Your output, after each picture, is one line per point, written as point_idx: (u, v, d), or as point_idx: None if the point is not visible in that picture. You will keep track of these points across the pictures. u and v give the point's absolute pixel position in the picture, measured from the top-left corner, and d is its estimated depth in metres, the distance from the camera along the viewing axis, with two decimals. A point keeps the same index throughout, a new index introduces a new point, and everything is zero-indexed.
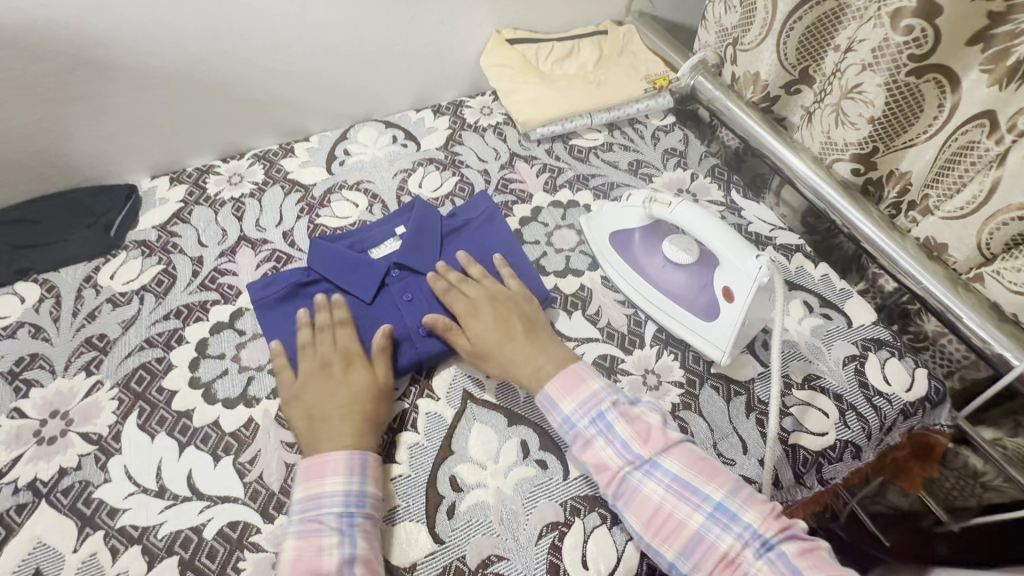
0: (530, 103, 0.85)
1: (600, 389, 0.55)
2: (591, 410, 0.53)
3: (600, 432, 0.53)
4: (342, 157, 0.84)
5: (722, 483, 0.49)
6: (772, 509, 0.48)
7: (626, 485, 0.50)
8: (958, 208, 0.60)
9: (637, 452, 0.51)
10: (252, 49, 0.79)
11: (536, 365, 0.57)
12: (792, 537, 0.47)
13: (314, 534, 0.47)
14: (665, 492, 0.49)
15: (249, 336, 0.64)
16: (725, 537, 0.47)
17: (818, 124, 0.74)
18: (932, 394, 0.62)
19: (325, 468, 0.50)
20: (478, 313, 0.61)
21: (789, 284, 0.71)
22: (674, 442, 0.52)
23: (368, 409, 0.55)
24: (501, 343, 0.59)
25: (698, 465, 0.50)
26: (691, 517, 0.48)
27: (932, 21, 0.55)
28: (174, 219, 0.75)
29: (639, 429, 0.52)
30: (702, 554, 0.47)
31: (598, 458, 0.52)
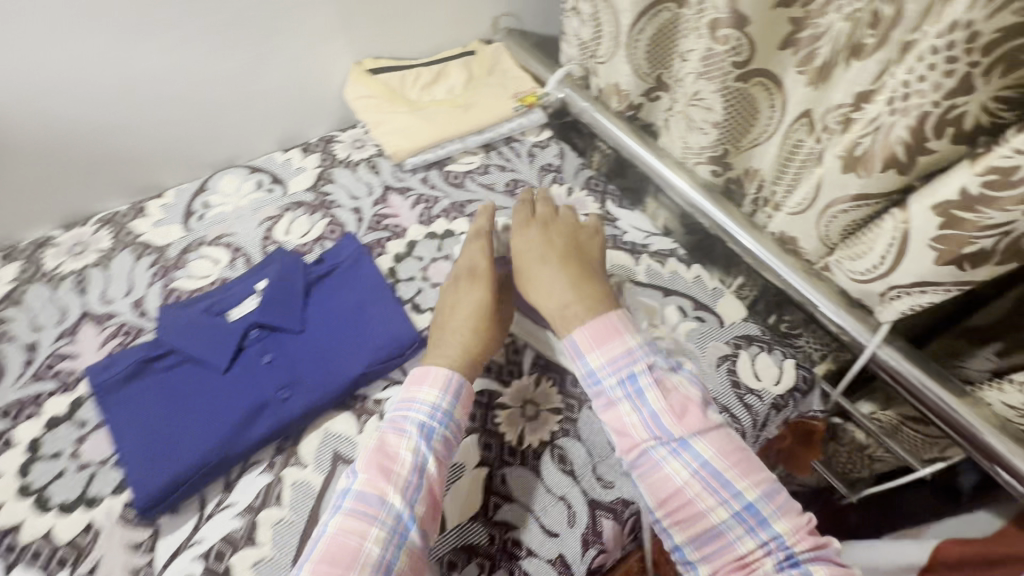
0: (397, 134, 0.83)
1: (636, 350, 0.53)
2: (622, 371, 0.52)
3: (628, 396, 0.51)
4: (201, 211, 0.78)
5: (756, 482, 0.48)
6: (806, 522, 0.47)
7: (647, 458, 0.50)
8: (799, 204, 0.61)
9: (668, 427, 0.49)
10: (84, 107, 0.72)
11: (564, 302, 0.56)
12: (822, 557, 0.45)
13: (396, 434, 0.51)
14: (689, 477, 0.48)
15: (90, 427, 0.57)
16: (745, 540, 0.46)
17: (675, 131, 0.76)
18: (800, 383, 0.64)
19: (426, 378, 0.54)
20: (524, 251, 0.61)
21: (664, 290, 0.72)
22: (712, 425, 0.50)
23: (484, 327, 0.58)
24: (540, 273, 0.59)
25: (732, 456, 0.49)
26: (713, 510, 0.47)
27: (743, 29, 0.56)
28: (4, 303, 0.68)
29: (676, 402, 0.50)
30: (715, 548, 0.47)
31: (623, 422, 0.51)
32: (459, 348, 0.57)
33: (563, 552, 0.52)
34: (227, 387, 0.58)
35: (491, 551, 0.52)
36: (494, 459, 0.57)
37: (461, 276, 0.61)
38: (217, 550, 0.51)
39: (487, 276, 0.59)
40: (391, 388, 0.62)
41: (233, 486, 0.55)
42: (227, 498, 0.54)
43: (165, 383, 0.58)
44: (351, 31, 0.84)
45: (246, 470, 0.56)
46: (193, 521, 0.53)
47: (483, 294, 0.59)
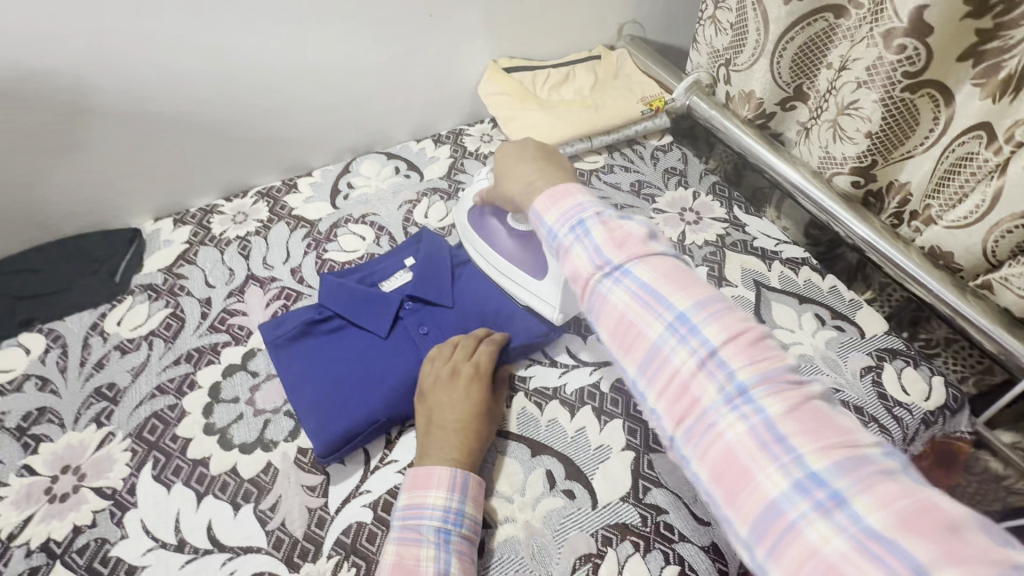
0: (530, 130, 0.87)
1: (587, 201, 0.48)
2: (571, 218, 0.47)
3: (578, 239, 0.46)
4: (346, 191, 0.84)
5: (693, 294, 0.41)
6: (756, 342, 0.39)
7: (594, 295, 0.44)
8: (963, 216, 0.62)
9: (607, 256, 0.44)
10: (259, 88, 0.77)
11: (532, 180, 0.54)
12: (786, 391, 0.36)
13: (413, 544, 0.47)
14: (629, 301, 0.42)
15: (263, 377, 0.63)
16: (681, 355, 0.39)
17: (816, 140, 0.76)
18: (951, 402, 0.63)
19: (428, 481, 0.50)
20: (502, 160, 0.59)
21: (799, 297, 0.72)
22: (654, 253, 0.44)
23: (473, 427, 0.55)
24: (513, 167, 0.57)
25: (672, 276, 0.42)
26: (651, 331, 0.41)
27: (924, 39, 0.58)
28: (180, 260, 0.74)
29: (617, 234, 0.45)
30: (656, 370, 0.40)
31: (573, 266, 0.46)
32: (461, 439, 0.53)
33: (716, 542, 0.52)
34: (389, 351, 0.62)
35: (644, 532, 0.53)
36: (639, 445, 0.58)
37: (457, 370, 0.57)
38: (384, 501, 0.54)
39: (481, 385, 0.57)
40: (534, 367, 0.64)
41: (394, 443, 0.58)
42: (389, 455, 0.57)
43: (334, 344, 0.63)
44: (493, 30, 0.88)
45: (405, 430, 0.59)
46: (359, 473, 0.56)
47: (471, 401, 0.56)
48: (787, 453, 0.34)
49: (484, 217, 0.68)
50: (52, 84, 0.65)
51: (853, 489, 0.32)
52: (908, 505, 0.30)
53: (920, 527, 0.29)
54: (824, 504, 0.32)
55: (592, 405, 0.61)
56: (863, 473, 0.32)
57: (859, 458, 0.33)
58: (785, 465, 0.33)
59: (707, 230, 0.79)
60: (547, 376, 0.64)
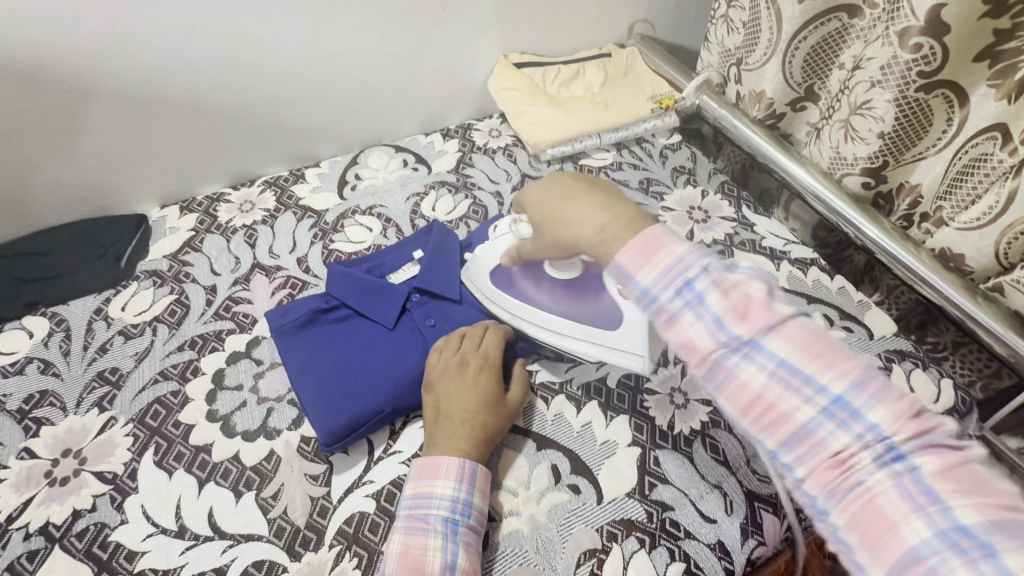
0: (540, 125, 0.87)
1: (687, 253, 0.40)
2: (675, 279, 0.39)
3: (687, 305, 0.39)
4: (353, 182, 0.83)
5: (844, 368, 0.35)
6: (910, 407, 0.34)
7: (717, 369, 0.38)
8: (975, 218, 0.62)
9: (731, 328, 0.37)
10: (271, 77, 0.77)
11: (603, 223, 0.44)
12: (951, 465, 0.32)
13: (420, 534, 0.46)
14: (767, 380, 0.36)
15: (267, 366, 0.63)
16: (838, 438, 0.34)
17: (827, 140, 0.75)
18: (960, 405, 0.62)
19: (437, 471, 0.50)
20: (544, 200, 0.49)
21: (808, 298, 0.71)
22: (785, 316, 0.37)
23: (480, 417, 0.54)
24: (561, 205, 0.48)
25: (816, 346, 0.36)
26: (797, 411, 0.35)
27: (940, 38, 0.58)
28: (186, 247, 0.74)
29: (738, 298, 0.38)
30: (807, 453, 0.35)
31: (685, 337, 0.39)
32: (468, 430, 0.53)
33: (722, 539, 0.52)
34: (395, 341, 0.62)
35: (650, 528, 0.52)
36: (646, 441, 0.58)
37: (465, 361, 0.57)
38: (387, 492, 0.54)
39: (488, 375, 0.57)
40: (541, 362, 0.64)
41: (398, 435, 0.58)
42: (393, 445, 0.57)
43: (340, 333, 0.63)
44: (505, 25, 0.88)
45: (409, 421, 0.59)
46: (362, 463, 0.56)
47: (479, 392, 0.55)
48: (933, 504, 0.31)
49: (514, 279, 0.62)
50: (65, 66, 0.65)
51: (1008, 545, 0.28)
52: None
53: None
54: (969, 553, 0.29)
55: (598, 400, 0.61)
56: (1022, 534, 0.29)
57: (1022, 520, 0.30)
58: (929, 515, 0.30)
59: (716, 229, 0.79)
60: (553, 371, 0.63)
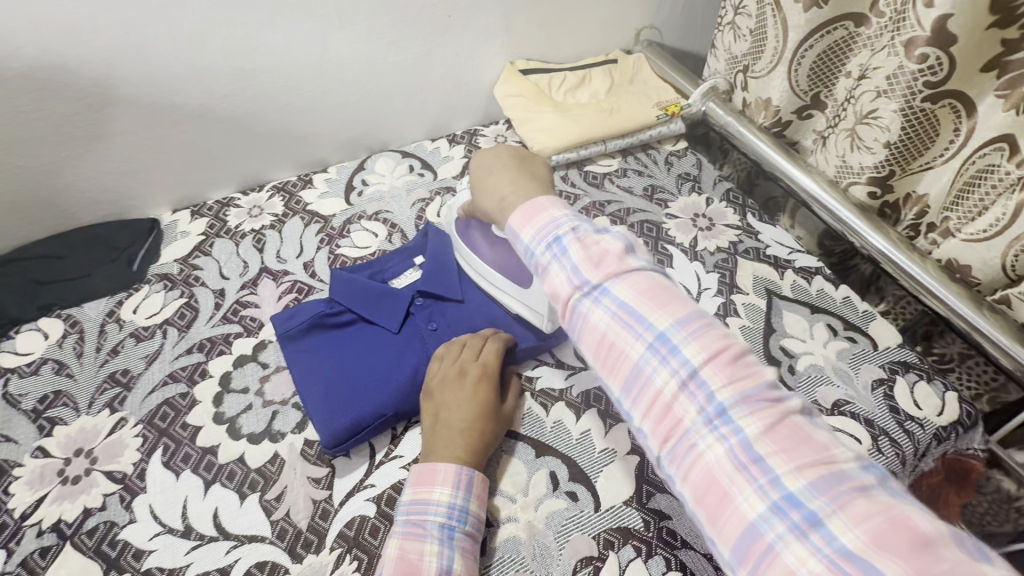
0: (545, 132, 0.87)
1: (561, 215, 0.47)
2: (546, 235, 0.46)
3: (554, 256, 0.45)
4: (360, 187, 0.85)
5: (673, 312, 0.40)
6: (735, 358, 0.38)
7: (575, 314, 0.43)
8: (981, 230, 0.62)
9: (584, 275, 0.43)
10: (280, 85, 0.78)
11: (505, 195, 0.52)
12: (764, 411, 0.35)
13: (416, 539, 0.47)
14: (609, 320, 0.41)
15: (273, 369, 0.64)
16: (661, 372, 0.38)
17: (833, 149, 0.75)
18: (965, 418, 0.62)
19: (435, 477, 0.50)
20: (480, 169, 0.57)
21: (812, 307, 0.71)
22: (630, 268, 0.43)
23: (477, 427, 0.54)
24: (485, 176, 0.56)
25: (653, 292, 0.41)
26: (632, 349, 0.40)
27: (946, 49, 0.58)
28: (196, 252, 0.76)
29: (594, 251, 0.44)
30: (640, 392, 0.39)
31: (551, 284, 0.45)
32: (465, 439, 0.53)
33: None
34: (397, 347, 0.62)
35: (646, 537, 0.52)
36: (644, 449, 0.58)
37: (463, 371, 0.58)
38: (388, 496, 0.55)
39: (486, 385, 0.57)
40: (541, 368, 0.64)
41: (399, 440, 0.58)
42: (395, 450, 0.58)
43: (344, 338, 0.64)
44: (511, 33, 0.88)
45: (411, 426, 0.59)
46: (364, 467, 0.57)
47: (476, 401, 0.56)
48: (764, 475, 0.33)
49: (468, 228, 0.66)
50: (82, 75, 0.67)
51: (815, 497, 0.32)
52: (882, 522, 0.30)
53: (891, 547, 0.29)
54: (797, 524, 0.31)
55: (598, 408, 0.61)
56: (836, 492, 0.32)
57: (833, 475, 0.33)
58: (762, 487, 0.33)
59: (720, 237, 0.79)
60: (553, 377, 0.64)
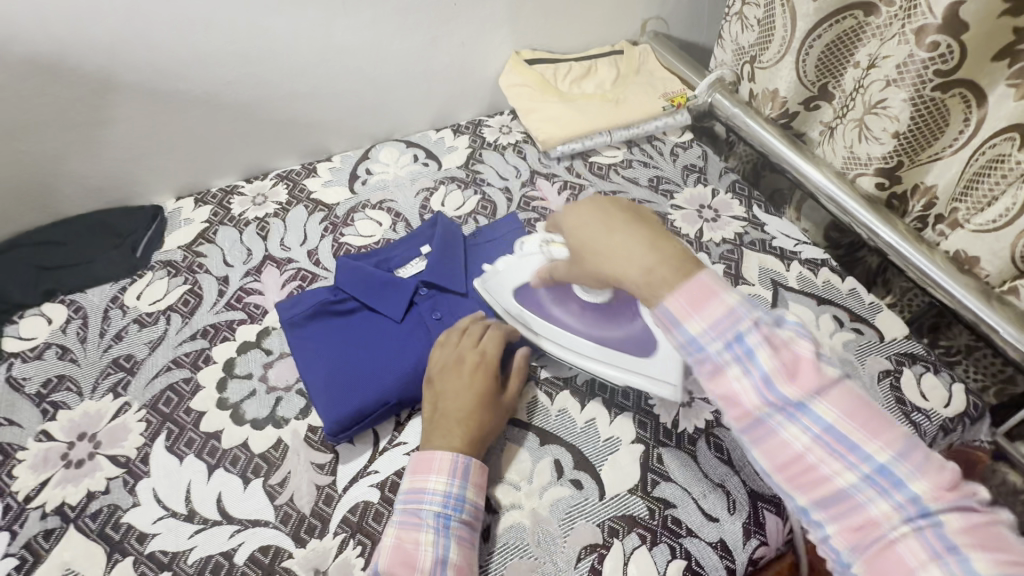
0: (552, 122, 0.86)
1: (738, 304, 0.40)
2: (724, 331, 0.39)
3: (736, 359, 0.39)
4: (364, 176, 0.84)
5: (886, 436, 0.36)
6: (951, 477, 0.34)
7: (760, 426, 0.38)
8: (991, 220, 0.61)
9: (779, 390, 0.37)
10: (285, 72, 0.78)
11: (649, 265, 0.43)
12: (987, 535, 0.32)
13: (412, 528, 0.47)
14: (811, 442, 0.36)
15: (276, 356, 0.64)
16: (878, 504, 0.34)
17: (840, 140, 0.74)
18: (972, 410, 0.62)
19: (432, 466, 0.50)
20: (587, 230, 0.47)
21: (817, 298, 0.70)
22: (832, 379, 0.37)
23: (474, 416, 0.54)
24: (605, 240, 0.46)
25: (861, 412, 0.36)
26: (837, 475, 0.35)
27: (958, 37, 0.57)
28: (200, 239, 0.76)
29: (786, 357, 0.38)
30: (843, 516, 0.35)
31: (728, 389, 0.39)
32: (464, 429, 0.53)
33: (724, 538, 0.52)
34: (401, 336, 0.62)
35: (651, 525, 0.52)
36: (650, 438, 0.58)
37: (462, 359, 0.57)
38: (391, 482, 0.54)
39: (485, 374, 0.56)
40: (546, 357, 0.64)
41: (403, 426, 0.58)
42: (398, 436, 0.58)
43: (348, 326, 0.63)
44: (517, 22, 0.88)
45: (415, 414, 0.59)
46: (367, 453, 0.56)
47: (473, 390, 0.55)
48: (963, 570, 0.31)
49: (542, 301, 0.61)
50: (87, 60, 0.67)
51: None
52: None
53: None
54: None
55: (603, 396, 0.61)
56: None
57: None
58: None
59: (726, 228, 0.79)
60: (559, 366, 0.63)
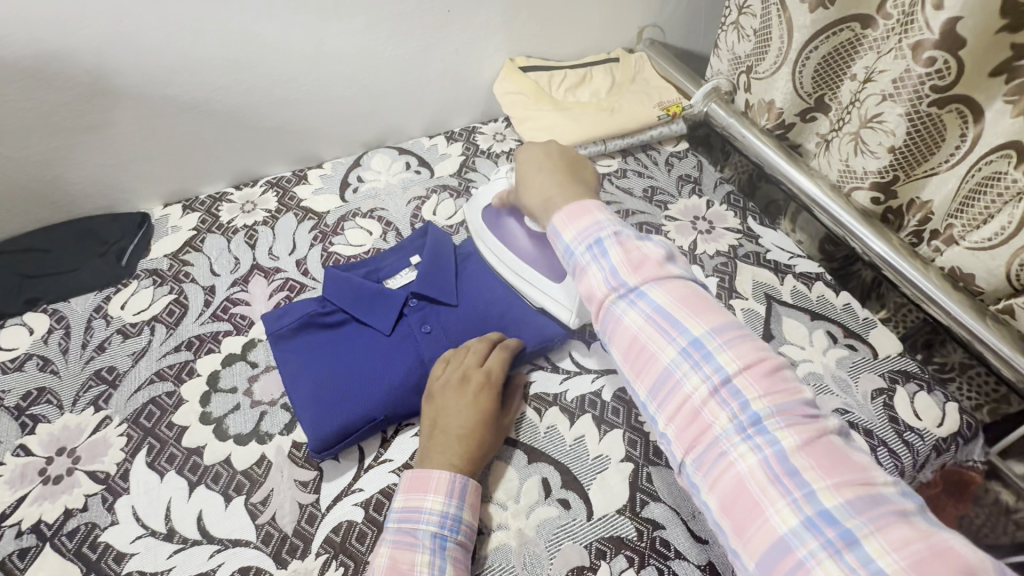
0: (545, 131, 0.86)
1: (605, 220, 0.48)
2: (589, 237, 0.47)
3: (594, 258, 0.46)
4: (355, 184, 0.83)
5: (708, 319, 0.41)
6: (784, 385, 0.38)
7: (609, 317, 0.44)
8: (986, 238, 0.60)
9: (622, 279, 0.44)
10: (275, 78, 0.77)
11: (549, 196, 0.54)
12: (801, 426, 0.36)
13: (407, 548, 0.46)
14: (643, 324, 0.42)
15: (262, 369, 0.63)
16: (692, 379, 0.39)
17: (836, 152, 0.74)
18: (965, 429, 0.61)
19: (429, 484, 0.49)
20: (527, 168, 0.58)
21: (811, 314, 0.70)
22: (668, 276, 0.44)
23: (476, 436, 0.53)
24: (534, 176, 0.57)
25: (690, 303, 0.42)
26: (663, 354, 0.41)
27: (955, 52, 0.56)
28: (186, 247, 0.74)
29: (633, 256, 0.45)
30: (668, 396, 0.40)
31: (589, 285, 0.46)
32: (462, 446, 0.52)
33: (713, 561, 0.51)
34: (389, 349, 0.61)
35: (639, 547, 0.51)
36: (639, 456, 0.57)
37: (466, 377, 0.56)
38: (376, 501, 0.53)
39: (489, 393, 0.55)
40: (537, 372, 0.63)
41: (390, 443, 0.57)
42: (384, 453, 0.57)
43: (335, 339, 0.62)
44: (512, 28, 0.87)
45: (402, 430, 0.58)
46: (352, 471, 0.55)
47: (476, 410, 0.54)
48: (799, 488, 0.33)
49: (501, 220, 0.67)
50: (71, 65, 0.66)
51: (868, 533, 0.31)
52: (922, 548, 0.30)
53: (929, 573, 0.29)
54: (834, 544, 0.31)
55: (593, 413, 0.60)
56: (875, 514, 0.32)
57: (872, 496, 0.33)
58: (796, 501, 0.33)
59: (720, 240, 0.78)
60: (549, 382, 0.62)
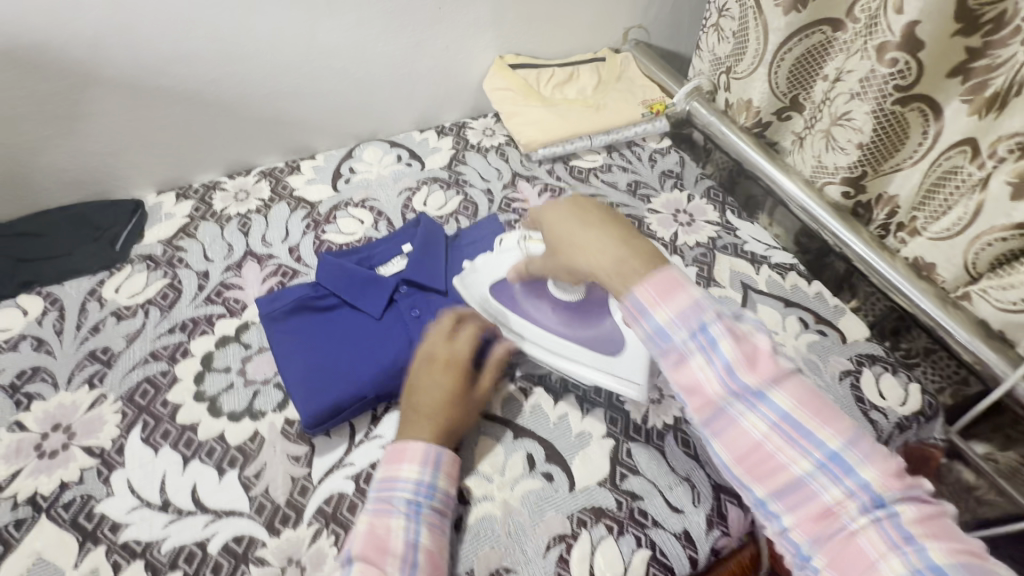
0: (531, 127, 0.88)
1: (702, 297, 0.44)
2: (691, 321, 0.43)
3: (700, 348, 0.42)
4: (348, 175, 0.85)
5: (838, 427, 0.39)
6: (896, 468, 0.37)
7: (720, 415, 0.41)
8: (947, 229, 0.64)
9: (741, 379, 0.40)
10: (269, 71, 0.79)
11: (619, 255, 0.48)
12: (921, 505, 0.36)
13: (384, 514, 0.47)
14: (768, 431, 0.39)
15: (255, 350, 0.64)
16: (831, 489, 0.37)
17: (809, 149, 0.78)
18: (926, 409, 0.64)
19: (404, 455, 0.51)
20: (564, 229, 0.52)
21: (785, 301, 0.73)
22: (786, 371, 0.41)
23: (446, 412, 0.55)
24: (580, 233, 0.51)
25: (813, 403, 0.40)
26: (793, 462, 0.38)
27: (915, 54, 0.60)
28: (180, 233, 0.76)
29: (746, 348, 0.41)
30: (799, 502, 0.38)
31: (691, 377, 0.42)
32: (435, 420, 0.54)
33: (688, 529, 0.54)
34: (380, 332, 0.63)
35: (618, 516, 0.54)
36: (620, 433, 0.59)
37: (436, 355, 0.57)
38: (366, 474, 0.55)
39: (458, 371, 0.57)
40: None
41: (379, 420, 0.59)
42: (375, 429, 0.59)
43: (328, 322, 0.64)
44: (501, 27, 0.90)
45: (391, 408, 0.60)
46: (343, 446, 0.57)
47: (446, 387, 0.56)
48: (910, 544, 0.34)
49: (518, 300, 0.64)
50: (68, 53, 0.67)
51: None
52: None
53: None
54: None
55: (576, 393, 0.63)
56: None
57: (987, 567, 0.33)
58: (906, 554, 0.34)
59: (700, 232, 0.81)
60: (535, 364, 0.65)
